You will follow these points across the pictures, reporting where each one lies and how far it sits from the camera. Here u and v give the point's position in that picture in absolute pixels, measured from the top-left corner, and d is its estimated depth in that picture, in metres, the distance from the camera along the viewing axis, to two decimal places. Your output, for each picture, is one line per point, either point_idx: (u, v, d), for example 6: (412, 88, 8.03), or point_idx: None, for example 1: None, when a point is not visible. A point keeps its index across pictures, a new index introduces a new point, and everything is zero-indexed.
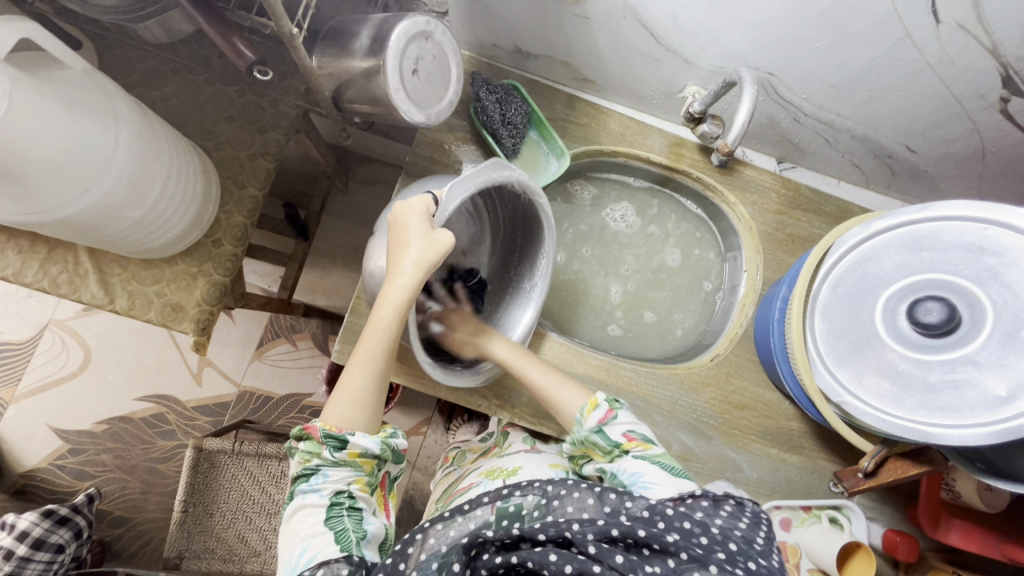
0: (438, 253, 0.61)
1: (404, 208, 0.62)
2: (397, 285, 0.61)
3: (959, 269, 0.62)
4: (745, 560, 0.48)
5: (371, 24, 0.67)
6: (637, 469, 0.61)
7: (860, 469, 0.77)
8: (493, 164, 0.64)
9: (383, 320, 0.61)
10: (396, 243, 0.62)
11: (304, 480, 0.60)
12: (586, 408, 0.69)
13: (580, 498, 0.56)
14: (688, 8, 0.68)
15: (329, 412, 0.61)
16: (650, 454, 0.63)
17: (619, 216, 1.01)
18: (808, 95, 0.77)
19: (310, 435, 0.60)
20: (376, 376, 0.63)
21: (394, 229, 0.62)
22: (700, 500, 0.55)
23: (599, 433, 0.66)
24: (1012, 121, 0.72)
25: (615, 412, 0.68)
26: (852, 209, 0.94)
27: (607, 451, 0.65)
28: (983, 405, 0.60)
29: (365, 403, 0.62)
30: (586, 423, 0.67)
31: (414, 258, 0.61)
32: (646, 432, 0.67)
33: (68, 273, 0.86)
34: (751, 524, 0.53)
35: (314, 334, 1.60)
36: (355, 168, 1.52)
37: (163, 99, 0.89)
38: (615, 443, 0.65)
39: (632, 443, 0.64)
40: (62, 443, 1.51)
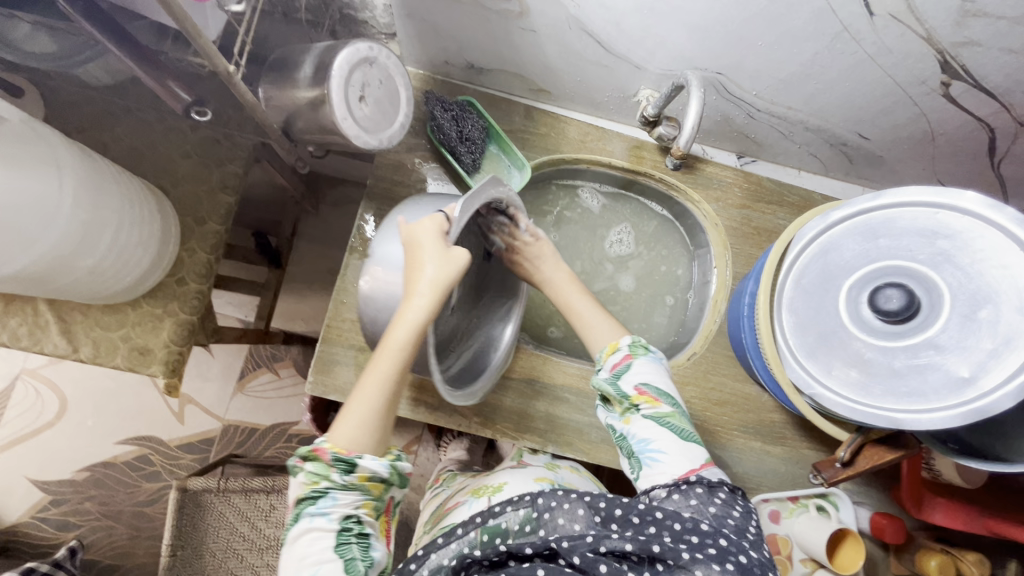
0: (457, 273, 0.62)
1: (418, 228, 0.63)
2: (415, 307, 0.61)
3: (915, 254, 0.63)
4: (736, 554, 0.49)
5: (314, 53, 0.67)
6: (645, 434, 0.63)
7: (838, 459, 0.77)
8: (490, 178, 0.68)
9: (398, 341, 0.60)
10: (411, 264, 0.62)
11: (310, 502, 0.57)
12: (607, 351, 0.72)
13: (570, 510, 0.56)
14: (631, 15, 0.68)
15: (336, 434, 0.58)
16: (658, 413, 0.64)
17: (615, 242, 1.01)
18: (758, 91, 0.78)
19: (319, 456, 0.57)
20: (386, 398, 0.61)
21: (410, 250, 0.63)
22: (694, 487, 0.56)
23: (614, 379, 0.69)
24: (956, 104, 0.73)
25: (631, 360, 0.69)
26: (815, 198, 0.96)
27: (620, 404, 0.67)
28: (947, 388, 0.60)
29: (375, 424, 0.60)
30: (603, 373, 0.70)
31: (432, 278, 0.61)
32: (664, 386, 0.66)
33: (28, 325, 0.84)
34: (743, 513, 0.55)
35: (296, 361, 1.58)
36: (325, 189, 1.48)
37: (114, 139, 0.87)
38: (626, 395, 0.66)
39: (643, 399, 0.65)
40: (44, 495, 1.48)
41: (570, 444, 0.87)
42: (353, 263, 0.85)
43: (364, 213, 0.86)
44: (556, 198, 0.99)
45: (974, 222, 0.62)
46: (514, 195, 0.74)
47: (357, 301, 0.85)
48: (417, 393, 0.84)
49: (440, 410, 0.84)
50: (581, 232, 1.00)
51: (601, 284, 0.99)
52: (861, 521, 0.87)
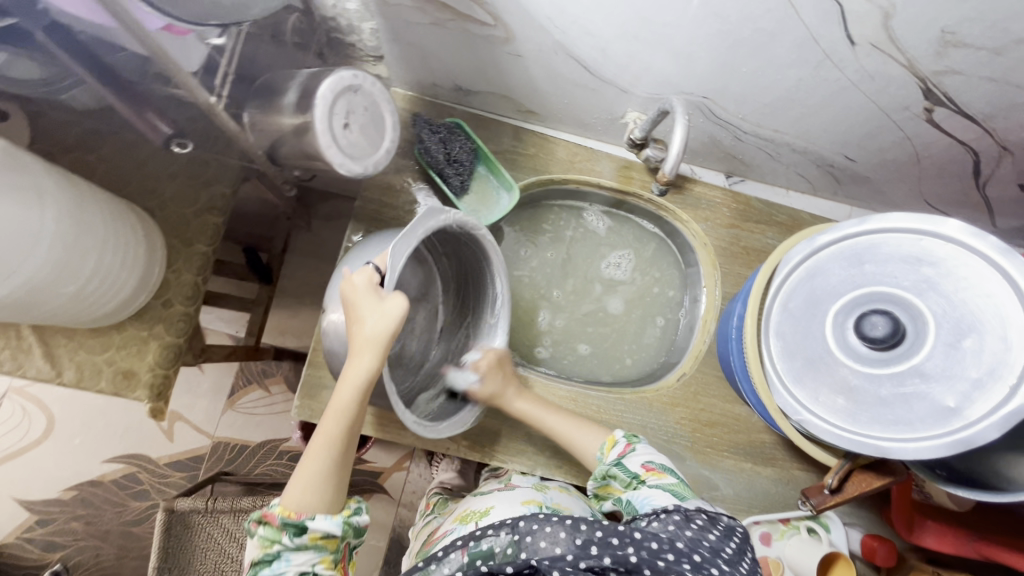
0: (393, 328, 0.58)
1: (349, 286, 0.60)
2: (357, 367, 0.60)
3: (899, 280, 0.63)
4: (709, 567, 0.51)
5: (299, 79, 0.66)
6: (648, 493, 0.67)
7: (826, 485, 0.76)
8: (428, 210, 0.62)
9: (342, 403, 0.60)
10: (351, 320, 0.60)
11: (266, 566, 0.59)
12: (606, 445, 0.77)
13: (552, 533, 0.53)
14: (615, 42, 0.68)
15: (287, 496, 0.60)
16: (664, 482, 0.68)
17: (611, 266, 1.00)
18: (744, 114, 0.78)
19: (269, 521, 0.59)
20: (337, 458, 0.61)
21: (347, 306, 0.60)
22: (671, 515, 0.58)
23: (619, 466, 0.73)
24: (939, 129, 0.73)
25: (633, 446, 0.75)
26: (803, 218, 0.96)
27: (627, 482, 0.71)
28: (933, 417, 0.60)
29: (326, 484, 0.61)
30: (607, 459, 0.75)
31: (369, 336, 0.58)
32: (667, 464, 0.72)
33: (10, 349, 0.83)
34: (720, 535, 0.56)
35: (287, 377, 1.57)
36: (316, 205, 1.46)
37: (100, 161, 0.86)
38: (634, 474, 0.71)
39: (649, 473, 0.70)
40: (30, 514, 1.46)
41: (559, 467, 0.86)
42: None
43: (352, 235, 0.85)
44: (556, 219, 0.99)
45: (958, 250, 0.62)
46: (467, 218, 0.67)
47: None
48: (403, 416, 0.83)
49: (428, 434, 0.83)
50: (577, 248, 1.00)
51: (590, 305, 0.99)
52: (852, 543, 0.87)
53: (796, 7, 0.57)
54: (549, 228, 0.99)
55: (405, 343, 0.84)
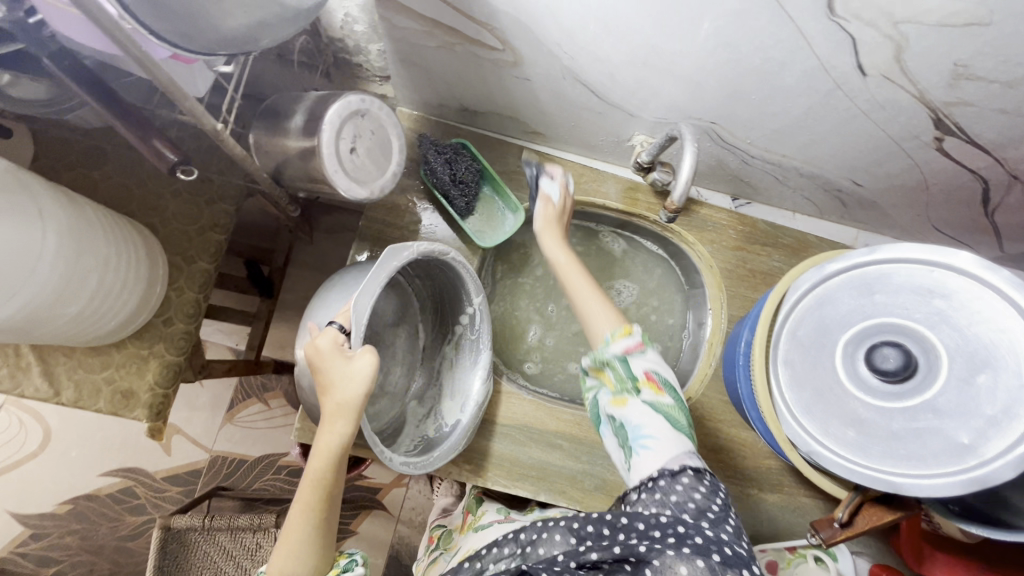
0: (363, 388, 0.58)
1: (313, 349, 0.60)
2: (332, 431, 0.59)
3: (911, 312, 0.62)
4: (691, 537, 0.51)
5: (307, 102, 0.66)
6: (641, 420, 0.59)
7: (835, 519, 0.76)
8: (388, 252, 0.62)
9: (317, 468, 0.58)
10: (320, 383, 0.59)
11: None
12: (618, 332, 0.64)
13: (550, 537, 0.55)
14: (624, 68, 0.68)
15: (273, 566, 0.59)
16: (658, 402, 0.60)
17: (616, 294, 1.02)
18: (752, 140, 0.78)
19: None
20: (318, 524, 0.59)
21: (313, 369, 0.60)
22: (659, 480, 0.56)
23: (623, 358, 0.62)
24: (949, 157, 0.73)
25: (644, 347, 0.63)
26: (809, 240, 0.95)
27: (622, 383, 0.62)
28: (947, 453, 0.59)
29: (308, 553, 0.58)
30: (612, 348, 0.63)
31: (338, 400, 0.58)
32: (670, 378, 0.62)
33: (8, 367, 0.82)
34: (708, 490, 0.55)
35: (286, 391, 1.56)
36: (319, 218, 1.45)
37: (104, 177, 0.86)
38: (633, 377, 0.61)
39: (648, 385, 0.61)
40: (24, 528, 1.44)
41: (563, 492, 0.84)
42: None
43: (355, 254, 0.85)
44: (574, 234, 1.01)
45: (970, 283, 0.61)
46: (434, 245, 0.67)
47: None
48: None
49: None
50: (591, 259, 1.02)
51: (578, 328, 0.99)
52: (859, 572, 0.85)
53: (808, 38, 0.57)
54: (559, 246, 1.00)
55: (389, 373, 0.83)
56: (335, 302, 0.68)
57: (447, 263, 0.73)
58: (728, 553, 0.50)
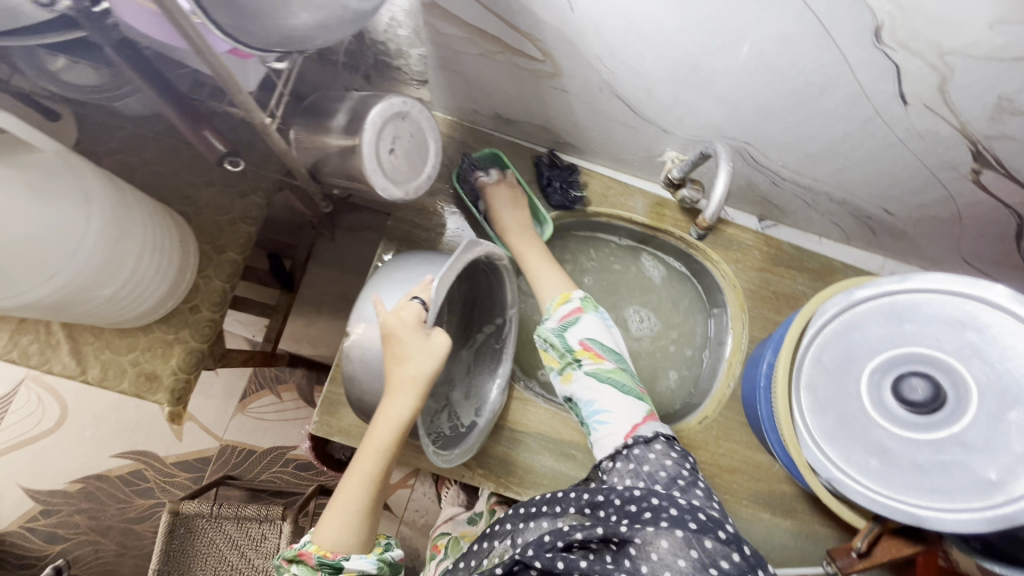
0: (435, 366, 0.61)
1: (396, 320, 0.60)
2: (397, 402, 0.61)
3: (941, 343, 0.62)
4: (667, 509, 0.53)
5: (349, 102, 0.67)
6: (591, 397, 0.67)
7: (853, 548, 0.76)
8: (468, 243, 0.62)
9: (384, 436, 0.60)
10: (392, 355, 0.61)
11: None
12: (558, 300, 0.75)
13: (536, 526, 0.61)
14: (662, 84, 0.69)
15: (322, 535, 0.58)
16: (600, 369, 0.68)
17: (637, 321, 1.00)
18: (784, 162, 0.78)
19: (305, 561, 0.57)
20: (372, 494, 0.61)
21: (388, 339, 0.61)
22: (633, 449, 0.62)
23: (559, 330, 0.72)
24: (985, 190, 0.72)
25: (580, 314, 0.72)
26: (835, 265, 0.95)
27: (563, 355, 0.70)
28: (974, 488, 0.59)
29: (361, 521, 0.60)
30: (551, 319, 0.73)
31: (412, 374, 0.60)
32: (608, 345, 0.70)
33: (38, 344, 0.84)
34: (676, 460, 0.62)
35: (299, 384, 1.57)
36: (342, 216, 1.47)
37: (142, 165, 0.88)
38: (570, 349, 0.70)
39: (586, 353, 0.69)
40: (34, 504, 1.46)
41: None
42: None
43: (382, 254, 0.86)
44: (614, 249, 1.01)
45: (1003, 317, 0.61)
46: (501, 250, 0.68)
47: None
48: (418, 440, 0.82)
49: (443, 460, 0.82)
50: (626, 277, 1.01)
51: None
52: None
53: (851, 64, 0.57)
54: (594, 259, 1.00)
55: None
56: (400, 276, 0.67)
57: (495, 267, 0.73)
58: (703, 520, 0.51)
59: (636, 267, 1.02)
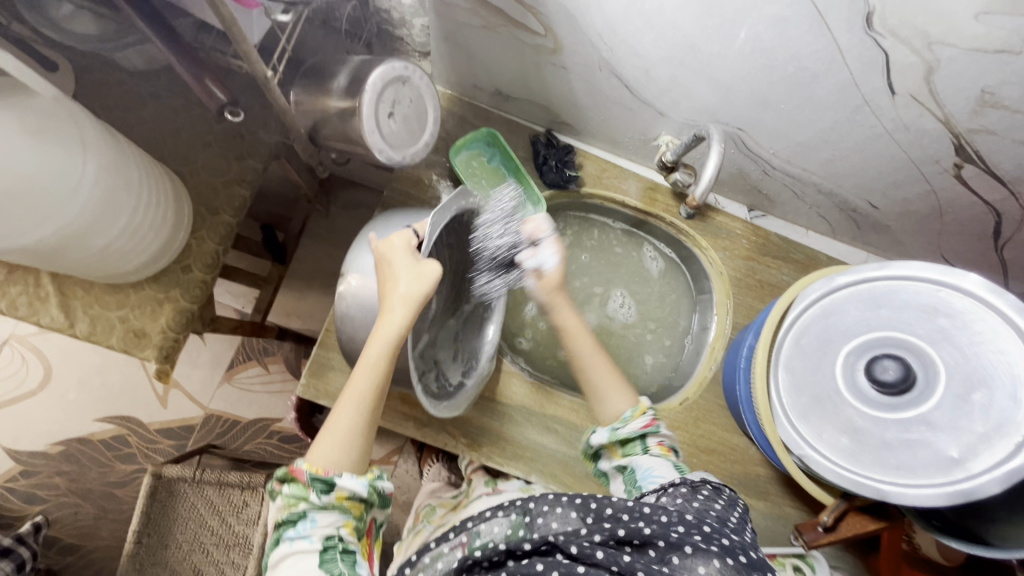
0: (427, 288, 0.61)
1: (387, 245, 0.62)
2: (389, 322, 0.61)
3: (914, 328, 0.64)
4: (719, 537, 0.48)
5: (350, 65, 0.68)
6: (649, 464, 0.66)
7: (820, 523, 0.78)
8: (462, 189, 0.67)
9: (374, 355, 0.60)
10: (385, 280, 0.62)
11: (290, 526, 0.56)
12: (635, 411, 0.71)
13: (563, 513, 0.52)
14: (660, 65, 0.70)
15: (315, 454, 0.58)
16: (670, 460, 0.68)
17: (614, 305, 1.00)
18: (775, 150, 0.79)
19: (296, 478, 0.56)
20: (366, 415, 0.60)
21: (381, 265, 0.62)
22: (679, 488, 0.58)
23: (641, 434, 0.69)
24: (966, 185, 0.74)
25: (659, 422, 0.71)
26: (819, 258, 0.97)
27: (637, 451, 0.69)
28: (936, 465, 0.61)
29: (352, 442, 0.59)
30: (631, 423, 0.70)
31: (404, 293, 0.60)
32: (675, 443, 0.71)
33: (27, 296, 0.83)
34: (726, 505, 0.56)
35: (286, 357, 1.56)
36: (337, 192, 1.46)
37: (138, 123, 0.87)
38: (647, 448, 0.69)
39: (659, 448, 0.69)
40: (14, 464, 1.45)
41: (553, 477, 0.86)
42: None
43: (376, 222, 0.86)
44: (619, 237, 1.02)
45: (975, 304, 0.63)
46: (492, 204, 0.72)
47: None
48: (403, 407, 0.83)
49: (427, 428, 0.83)
50: (623, 266, 1.02)
51: None
52: None
53: (843, 51, 0.59)
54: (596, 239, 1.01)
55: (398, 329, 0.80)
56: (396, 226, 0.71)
57: (478, 219, 0.76)
58: (751, 558, 0.47)
59: (637, 258, 1.02)
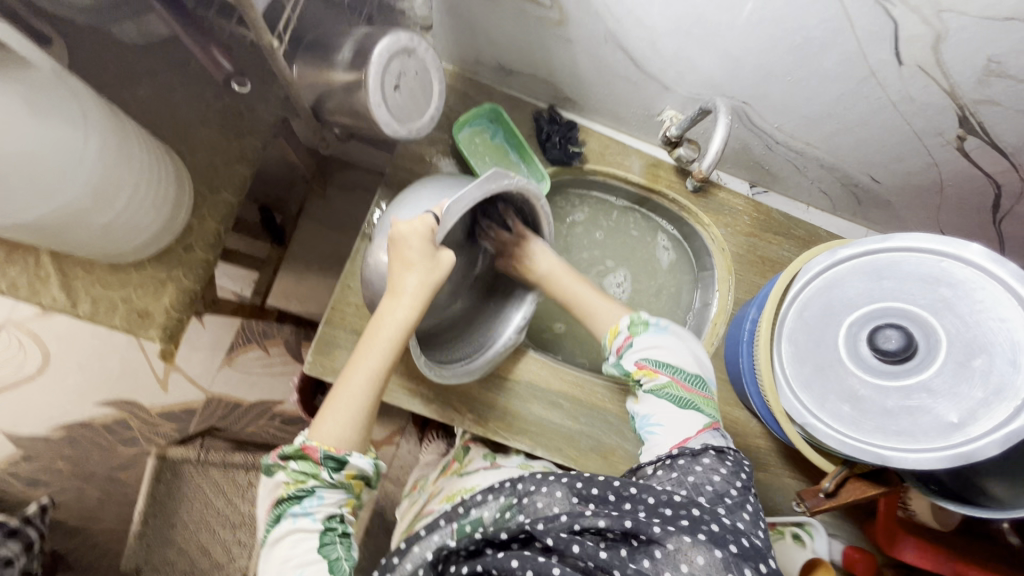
0: (439, 279, 0.63)
1: (406, 230, 0.62)
2: (398, 306, 0.62)
3: (916, 298, 0.65)
4: (708, 523, 0.48)
5: (354, 38, 0.67)
6: (648, 410, 0.63)
7: (822, 489, 0.81)
8: (493, 173, 0.64)
9: (386, 335, 0.61)
10: (397, 264, 0.63)
11: (295, 502, 0.56)
12: (610, 335, 0.72)
13: (549, 493, 0.55)
14: (666, 36, 0.69)
15: (322, 431, 0.57)
16: (657, 385, 0.63)
17: (613, 282, 1.01)
18: (780, 124, 0.80)
19: (307, 456, 0.56)
20: (375, 395, 0.61)
21: (396, 246, 0.63)
22: (679, 458, 0.57)
23: (617, 363, 0.69)
24: (967, 158, 0.75)
25: (632, 338, 0.69)
26: (820, 234, 0.97)
27: (627, 382, 0.67)
28: (936, 430, 0.63)
29: (362, 421, 0.59)
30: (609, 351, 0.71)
31: (418, 281, 0.62)
32: (664, 358, 0.65)
33: (27, 276, 0.81)
34: (730, 473, 0.56)
35: (287, 340, 1.54)
36: (333, 172, 1.45)
37: (135, 100, 0.86)
38: (629, 373, 0.66)
39: (642, 372, 0.64)
40: (16, 449, 1.45)
41: (559, 450, 0.87)
42: (363, 251, 0.85)
43: (379, 201, 0.86)
44: (638, 221, 1.03)
45: (977, 274, 0.64)
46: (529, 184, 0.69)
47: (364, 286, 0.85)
48: (409, 383, 0.83)
49: (434, 403, 0.84)
50: (639, 254, 1.03)
51: None
52: (833, 552, 0.87)
53: (852, 20, 0.59)
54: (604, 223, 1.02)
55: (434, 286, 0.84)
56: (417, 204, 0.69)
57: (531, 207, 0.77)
58: (745, 546, 0.48)
59: (652, 246, 1.04)
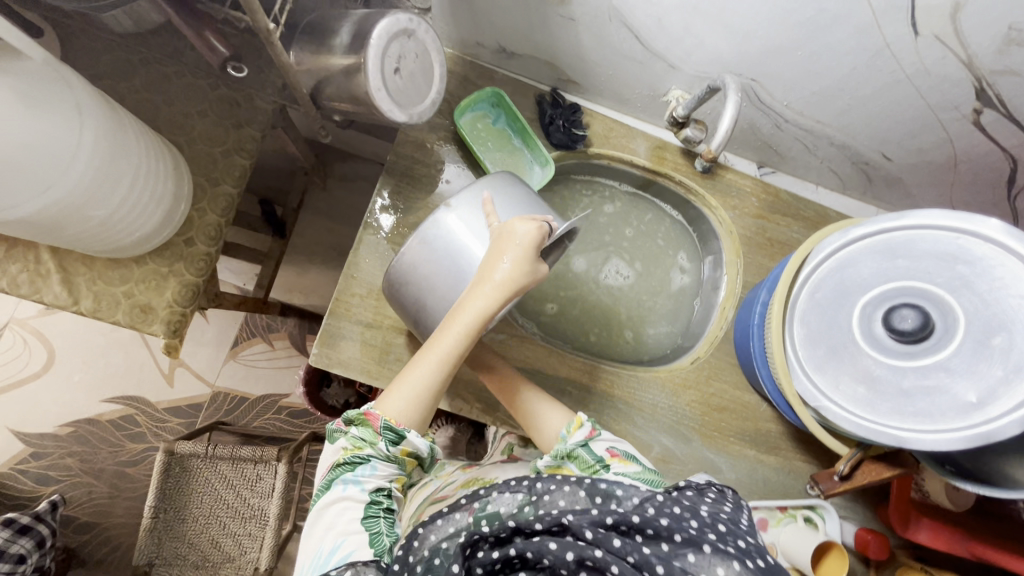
0: (530, 282, 0.61)
1: (514, 229, 0.61)
2: (482, 295, 0.60)
3: (933, 277, 0.64)
4: (734, 539, 0.46)
5: (352, 20, 0.65)
6: (620, 484, 0.58)
7: (836, 472, 0.81)
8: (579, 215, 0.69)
9: (464, 321, 0.59)
10: (494, 255, 0.61)
11: (348, 468, 0.55)
12: (571, 425, 0.65)
13: (570, 492, 0.51)
14: (674, 13, 0.68)
15: (387, 402, 0.56)
16: (631, 472, 0.60)
17: (613, 273, 0.98)
18: (789, 102, 0.78)
19: (369, 422, 0.55)
20: (439, 378, 0.58)
21: (500, 239, 0.62)
22: (685, 491, 0.52)
23: (583, 446, 0.62)
24: (983, 132, 0.74)
25: (598, 430, 0.65)
26: (829, 214, 0.96)
27: (590, 467, 0.61)
28: (955, 411, 0.62)
29: (425, 401, 0.57)
30: (572, 439, 0.63)
31: (510, 275, 0.59)
32: (631, 452, 0.64)
33: (28, 273, 0.80)
34: (734, 508, 0.52)
35: (291, 334, 1.56)
36: (334, 163, 1.42)
37: (131, 91, 0.83)
38: (599, 458, 0.61)
39: (614, 459, 0.62)
40: (24, 447, 1.45)
41: None
42: (366, 239, 0.84)
43: (380, 188, 0.84)
44: (668, 232, 1.02)
45: (994, 250, 0.63)
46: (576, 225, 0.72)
47: (368, 277, 0.83)
48: None
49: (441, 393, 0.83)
50: (655, 272, 1.00)
51: (558, 265, 0.96)
52: (846, 535, 0.86)
53: None
54: (634, 228, 1.00)
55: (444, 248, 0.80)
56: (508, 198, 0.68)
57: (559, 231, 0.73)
58: (770, 562, 0.45)
59: (669, 264, 1.01)
